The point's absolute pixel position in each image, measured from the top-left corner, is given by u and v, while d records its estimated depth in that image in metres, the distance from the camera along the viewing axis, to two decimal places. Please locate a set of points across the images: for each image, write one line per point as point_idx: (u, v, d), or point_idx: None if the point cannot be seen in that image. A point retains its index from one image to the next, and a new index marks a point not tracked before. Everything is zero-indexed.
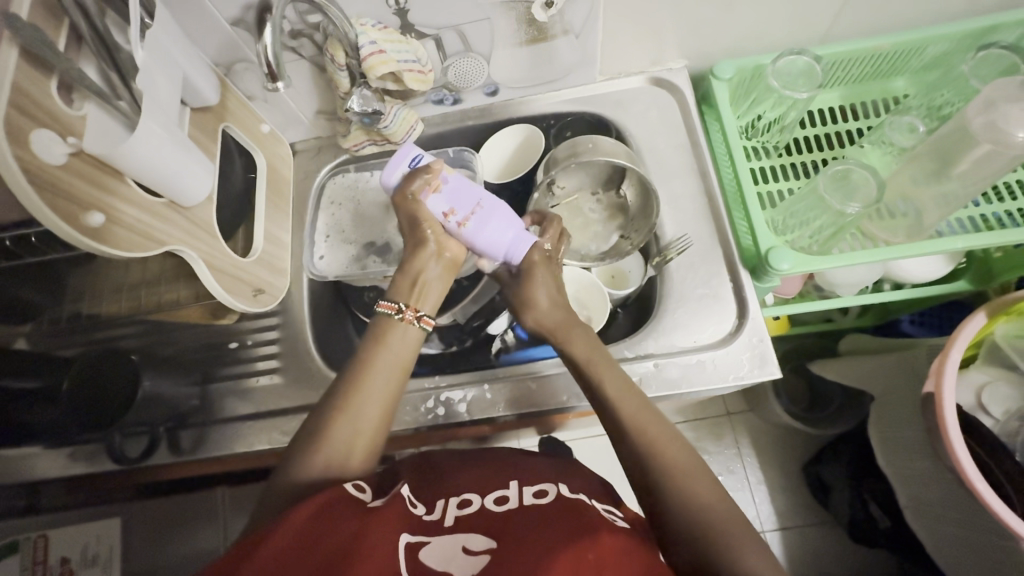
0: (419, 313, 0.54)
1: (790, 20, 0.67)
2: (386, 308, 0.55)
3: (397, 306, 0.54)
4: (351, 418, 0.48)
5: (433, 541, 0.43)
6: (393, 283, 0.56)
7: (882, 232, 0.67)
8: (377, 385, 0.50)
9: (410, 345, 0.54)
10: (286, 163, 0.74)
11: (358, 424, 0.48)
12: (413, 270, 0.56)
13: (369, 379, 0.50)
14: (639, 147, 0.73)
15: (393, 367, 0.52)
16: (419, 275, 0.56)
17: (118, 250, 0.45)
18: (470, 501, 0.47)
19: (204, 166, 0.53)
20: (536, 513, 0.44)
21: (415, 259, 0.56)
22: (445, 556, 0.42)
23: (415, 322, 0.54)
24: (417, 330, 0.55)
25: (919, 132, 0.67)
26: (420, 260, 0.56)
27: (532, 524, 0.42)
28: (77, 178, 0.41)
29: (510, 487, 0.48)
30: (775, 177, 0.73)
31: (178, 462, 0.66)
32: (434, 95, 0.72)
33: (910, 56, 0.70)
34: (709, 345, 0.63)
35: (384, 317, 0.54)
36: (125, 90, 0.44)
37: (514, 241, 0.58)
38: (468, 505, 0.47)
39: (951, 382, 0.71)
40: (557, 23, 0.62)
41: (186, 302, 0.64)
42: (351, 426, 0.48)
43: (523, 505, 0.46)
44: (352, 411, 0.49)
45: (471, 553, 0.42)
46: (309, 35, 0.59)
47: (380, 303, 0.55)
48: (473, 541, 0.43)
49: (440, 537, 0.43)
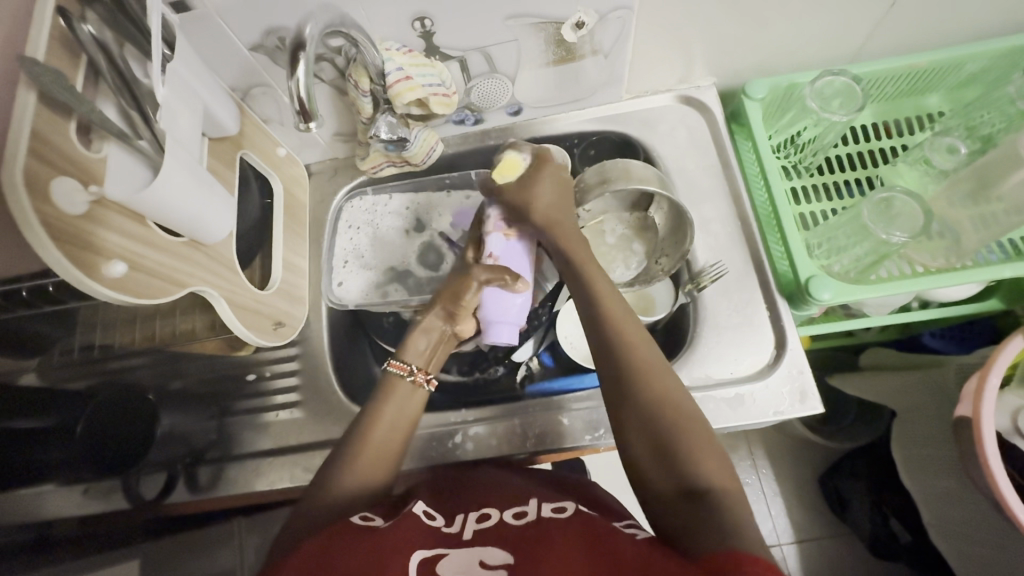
0: (429, 375, 0.55)
1: (823, 38, 0.65)
2: (396, 368, 0.54)
3: (408, 368, 0.54)
4: (385, 429, 0.50)
5: (453, 553, 0.41)
6: (404, 347, 0.57)
7: (920, 255, 0.64)
8: (402, 405, 0.52)
9: (421, 390, 0.54)
10: (302, 186, 0.72)
11: (379, 447, 0.49)
12: (421, 326, 0.59)
13: (391, 402, 0.52)
14: (668, 169, 0.71)
15: (405, 413, 0.52)
16: (427, 337, 0.58)
17: (141, 300, 0.43)
18: (489, 515, 0.46)
19: (225, 200, 0.50)
20: (553, 524, 0.43)
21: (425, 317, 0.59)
22: (462, 568, 0.40)
23: (424, 385, 0.55)
24: (425, 392, 0.55)
25: (959, 154, 0.65)
26: (426, 320, 0.59)
27: (547, 535, 0.41)
28: (99, 226, 0.38)
29: (529, 503, 0.47)
30: (807, 198, 0.71)
31: (196, 500, 0.64)
32: (456, 116, 0.70)
33: (947, 73, 0.68)
34: (745, 377, 0.61)
35: (394, 377, 0.54)
36: (146, 129, 0.41)
37: (508, 324, 0.60)
38: (488, 518, 0.45)
39: (989, 406, 0.69)
40: (586, 43, 0.60)
41: (201, 334, 0.62)
42: (368, 451, 0.49)
43: (541, 516, 0.44)
44: (367, 437, 0.49)
45: (488, 568, 0.40)
46: (331, 58, 0.57)
47: (390, 362, 0.55)
48: (491, 554, 0.41)
49: (460, 549, 0.42)
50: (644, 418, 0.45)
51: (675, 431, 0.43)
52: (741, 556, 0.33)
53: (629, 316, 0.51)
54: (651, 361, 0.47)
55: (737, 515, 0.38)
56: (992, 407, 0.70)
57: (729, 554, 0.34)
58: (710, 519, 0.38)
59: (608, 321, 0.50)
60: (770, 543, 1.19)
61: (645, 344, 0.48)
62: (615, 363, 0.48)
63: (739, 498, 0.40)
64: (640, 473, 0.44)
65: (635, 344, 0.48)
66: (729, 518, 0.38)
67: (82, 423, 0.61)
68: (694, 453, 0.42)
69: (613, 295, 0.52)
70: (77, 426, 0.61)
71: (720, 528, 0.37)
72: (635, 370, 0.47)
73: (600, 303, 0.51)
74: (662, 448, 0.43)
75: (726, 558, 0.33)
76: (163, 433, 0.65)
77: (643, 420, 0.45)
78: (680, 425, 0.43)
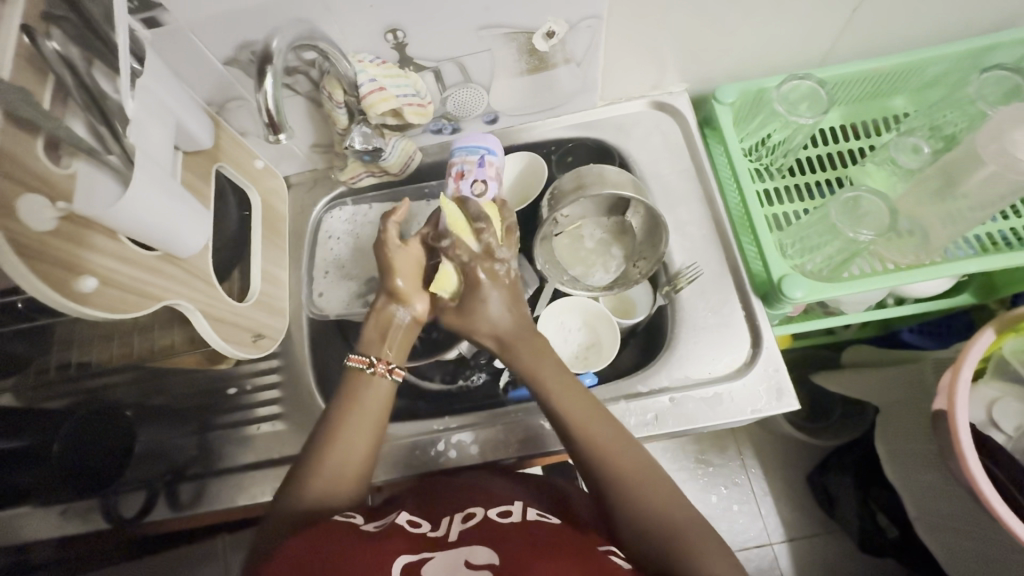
0: (390, 365, 0.56)
1: (789, 44, 0.67)
2: (357, 362, 0.56)
3: (367, 360, 0.56)
4: (354, 427, 0.51)
5: (437, 556, 0.41)
6: (362, 338, 0.59)
7: (889, 252, 0.66)
8: (369, 406, 0.53)
9: (380, 412, 0.54)
10: (281, 198, 0.72)
11: (350, 444, 0.50)
12: (381, 318, 0.60)
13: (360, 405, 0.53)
14: (643, 173, 0.72)
15: (374, 408, 0.53)
16: (385, 330, 0.59)
17: (113, 312, 0.43)
18: (473, 514, 0.47)
19: (198, 214, 0.50)
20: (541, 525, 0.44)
21: (386, 308, 0.60)
22: (447, 569, 0.40)
23: (386, 374, 0.56)
24: (388, 382, 0.56)
25: (924, 154, 0.67)
26: (385, 312, 0.60)
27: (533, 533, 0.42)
28: (68, 242, 0.38)
29: (514, 504, 0.48)
30: (780, 199, 0.72)
31: (176, 518, 0.63)
32: (433, 125, 0.70)
33: (911, 75, 0.70)
34: (723, 376, 0.62)
35: (355, 370, 0.55)
36: (116, 145, 0.41)
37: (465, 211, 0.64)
38: (472, 517, 0.46)
39: (962, 398, 0.71)
40: (558, 52, 0.61)
41: (181, 349, 0.61)
42: (338, 447, 0.50)
43: (526, 518, 0.45)
44: (336, 435, 0.50)
45: (473, 567, 0.40)
46: (305, 71, 0.57)
47: (350, 356, 0.57)
48: (477, 553, 0.41)
49: (444, 552, 0.41)
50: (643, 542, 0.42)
51: (677, 544, 0.41)
52: None
53: (611, 427, 0.50)
54: (642, 478, 0.46)
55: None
56: (966, 400, 0.71)
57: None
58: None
59: (583, 430, 0.50)
60: (760, 543, 1.20)
61: (627, 448, 0.48)
62: (598, 477, 0.47)
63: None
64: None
65: (621, 457, 0.47)
66: None
67: (57, 441, 0.59)
68: (703, 573, 0.39)
69: (589, 407, 0.51)
70: (52, 445, 0.59)
71: None
72: (619, 478, 0.46)
73: (576, 419, 0.50)
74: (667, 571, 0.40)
75: None
76: (143, 449, 0.65)
77: (639, 535, 0.43)
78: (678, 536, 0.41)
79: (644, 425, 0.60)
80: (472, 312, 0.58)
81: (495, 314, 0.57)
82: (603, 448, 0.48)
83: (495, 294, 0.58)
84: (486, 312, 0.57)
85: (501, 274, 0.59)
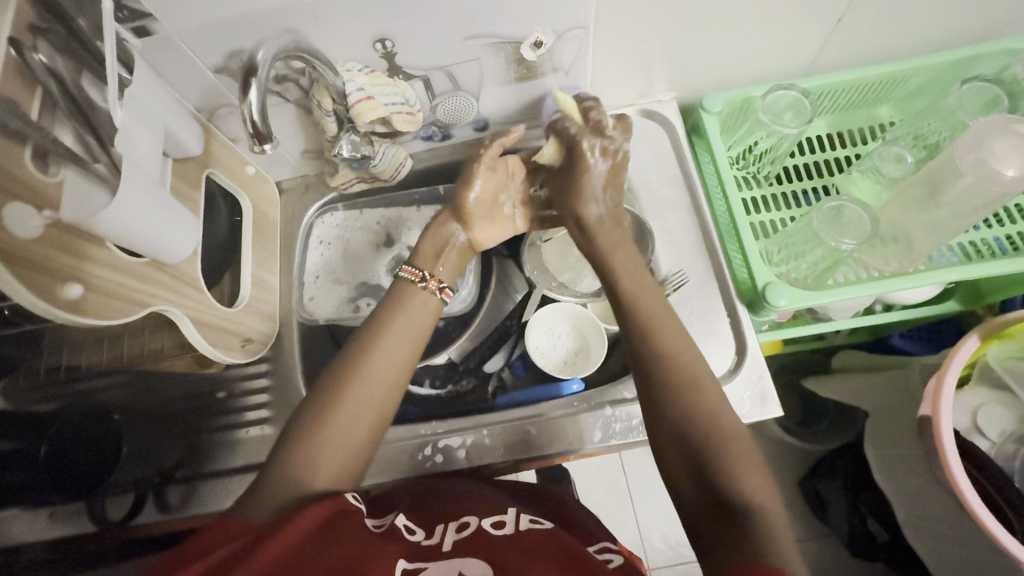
0: (442, 284, 0.55)
1: (774, 54, 0.68)
2: (409, 274, 0.55)
3: (421, 274, 0.55)
4: (370, 376, 0.48)
5: (430, 567, 0.43)
6: (416, 251, 0.58)
7: (874, 260, 0.67)
8: (388, 351, 0.50)
9: (402, 361, 0.50)
10: (272, 203, 0.73)
11: (365, 395, 0.47)
12: (438, 238, 0.59)
13: (378, 349, 0.50)
14: (631, 181, 0.73)
15: (394, 356, 0.50)
16: (442, 246, 0.59)
17: (106, 320, 0.44)
18: (467, 524, 0.47)
19: (187, 221, 0.51)
20: (536, 535, 0.45)
21: (443, 225, 0.59)
22: None
23: (437, 293, 0.54)
24: (437, 302, 0.54)
25: (907, 163, 0.68)
26: (444, 229, 0.59)
27: (529, 546, 0.44)
28: (56, 250, 0.39)
29: (508, 512, 0.49)
30: (767, 207, 0.73)
31: (165, 521, 0.63)
32: (423, 132, 0.71)
33: (896, 85, 0.71)
34: None
35: (405, 281, 0.54)
36: (103, 154, 0.42)
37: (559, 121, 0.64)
38: (466, 527, 0.47)
39: (946, 405, 0.72)
40: (546, 61, 0.62)
41: (171, 353, 0.63)
42: (353, 396, 0.47)
43: (520, 529, 0.46)
44: (352, 382, 0.47)
45: None
46: (294, 79, 0.58)
47: (404, 267, 0.56)
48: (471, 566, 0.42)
49: (438, 563, 0.43)
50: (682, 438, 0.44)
51: (717, 449, 0.42)
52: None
53: (674, 323, 0.50)
54: (698, 374, 0.46)
55: (778, 541, 0.37)
56: (950, 407, 0.72)
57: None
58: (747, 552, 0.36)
59: (644, 322, 0.50)
60: None
61: (688, 348, 0.48)
62: (654, 369, 0.47)
63: (779, 524, 0.38)
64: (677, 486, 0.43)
65: (679, 356, 0.47)
66: (761, 537, 0.37)
67: (44, 446, 0.60)
68: (734, 472, 0.41)
69: (659, 306, 0.51)
70: (39, 448, 0.60)
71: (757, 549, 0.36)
72: (673, 374, 0.46)
73: (645, 313, 0.50)
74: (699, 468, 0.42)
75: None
76: (129, 454, 0.65)
77: (680, 431, 0.44)
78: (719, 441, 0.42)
79: None
80: (577, 192, 0.56)
81: (591, 210, 0.55)
82: (664, 346, 0.48)
83: (596, 173, 0.56)
84: (589, 193, 0.56)
85: (608, 151, 0.56)
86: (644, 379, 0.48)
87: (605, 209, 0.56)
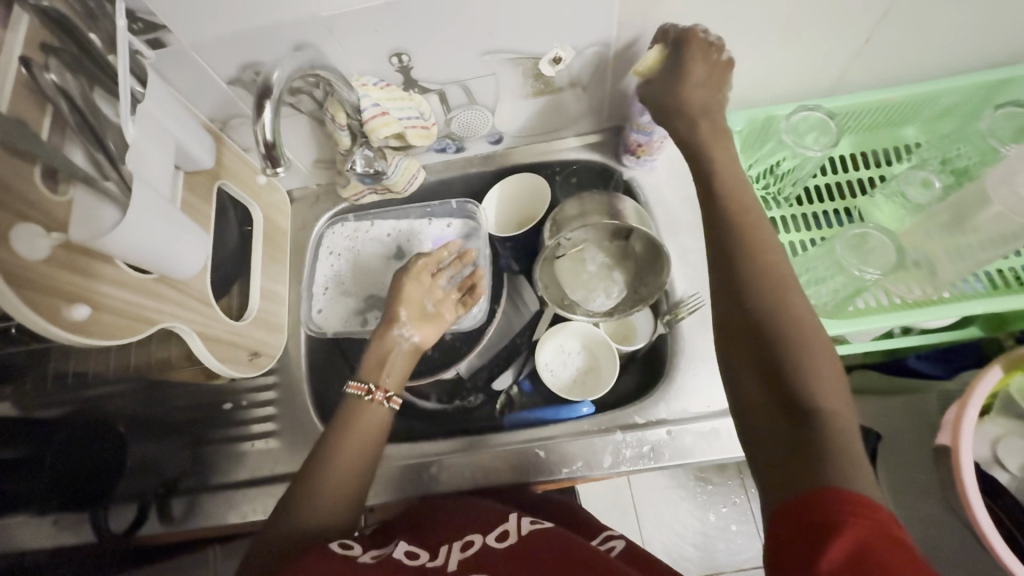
0: (388, 393, 0.54)
1: (798, 73, 0.66)
2: (355, 390, 0.54)
3: (367, 387, 0.54)
4: (352, 452, 0.50)
5: None
6: (362, 364, 0.57)
7: (897, 287, 0.65)
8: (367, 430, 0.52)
9: (377, 439, 0.53)
10: (283, 212, 0.72)
11: (347, 471, 0.49)
12: (382, 346, 0.58)
13: (359, 425, 0.52)
14: (647, 199, 0.71)
15: (372, 435, 0.52)
16: (386, 355, 0.57)
17: (110, 339, 0.43)
18: (472, 542, 0.45)
19: (197, 235, 0.50)
20: (531, 533, 0.45)
21: (386, 334, 0.58)
22: None
23: (384, 402, 0.54)
24: (386, 410, 0.54)
25: (934, 188, 0.65)
26: (387, 340, 0.58)
27: (529, 547, 0.43)
28: (64, 270, 0.38)
29: (508, 520, 0.47)
30: (786, 228, 0.72)
31: (167, 533, 0.64)
32: (437, 145, 0.70)
33: (923, 106, 0.69)
34: (721, 410, 0.61)
35: (354, 398, 0.53)
36: (113, 171, 0.41)
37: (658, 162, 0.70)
38: (471, 546, 0.45)
39: (966, 435, 0.70)
40: (564, 77, 0.61)
41: (178, 363, 0.60)
42: (335, 473, 0.49)
43: (523, 535, 0.45)
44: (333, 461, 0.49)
45: None
46: (309, 91, 0.57)
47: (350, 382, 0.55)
48: None
49: None
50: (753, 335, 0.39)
51: (792, 338, 0.38)
52: (845, 490, 0.31)
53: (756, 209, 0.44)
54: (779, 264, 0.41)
55: (848, 448, 0.34)
56: (970, 437, 0.70)
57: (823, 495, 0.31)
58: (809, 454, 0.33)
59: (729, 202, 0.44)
60: None
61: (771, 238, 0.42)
62: (732, 251, 0.42)
63: (851, 432, 0.35)
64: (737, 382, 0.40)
65: (766, 258, 0.42)
66: (828, 435, 0.34)
67: (49, 454, 0.60)
68: (809, 370, 0.37)
69: (750, 200, 0.45)
70: (45, 457, 0.60)
71: (818, 447, 0.33)
72: (754, 261, 0.41)
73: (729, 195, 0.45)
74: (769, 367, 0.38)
75: (831, 494, 0.31)
76: (134, 464, 0.65)
77: (752, 313, 0.40)
78: (796, 330, 0.38)
79: (641, 456, 0.60)
80: (680, 72, 0.49)
81: (699, 75, 0.49)
82: (747, 228, 0.43)
83: (702, 61, 0.49)
84: (691, 78, 0.49)
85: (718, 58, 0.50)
86: (722, 264, 0.42)
87: (709, 110, 0.49)
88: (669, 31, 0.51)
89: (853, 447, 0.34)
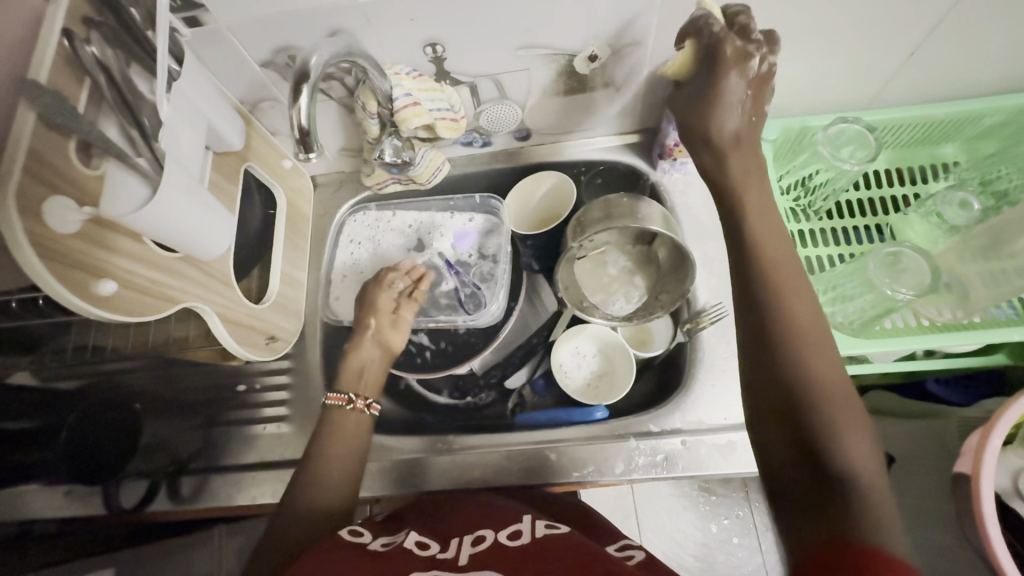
0: (368, 400, 0.57)
1: (837, 84, 0.64)
2: (335, 399, 0.56)
3: (347, 396, 0.56)
4: (337, 454, 0.53)
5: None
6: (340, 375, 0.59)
7: (927, 308, 0.63)
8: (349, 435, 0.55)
9: (361, 437, 0.55)
10: (306, 198, 0.72)
11: (334, 470, 0.52)
12: (355, 357, 0.60)
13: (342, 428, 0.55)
14: (674, 204, 0.70)
15: (353, 436, 0.55)
16: (363, 365, 0.60)
17: (131, 316, 0.43)
18: (483, 538, 0.45)
19: (224, 219, 0.50)
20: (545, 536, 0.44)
21: (358, 346, 0.60)
22: None
23: (364, 409, 0.56)
24: (367, 417, 0.56)
25: (973, 210, 0.63)
26: (362, 352, 0.60)
27: (542, 550, 0.42)
28: (91, 244, 0.38)
29: (523, 520, 0.47)
30: (814, 242, 0.70)
31: (176, 511, 0.63)
32: (464, 138, 0.69)
33: (965, 124, 0.67)
34: (738, 424, 0.60)
35: (333, 408, 0.56)
36: (146, 148, 0.40)
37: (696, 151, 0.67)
38: (482, 541, 0.44)
39: (989, 465, 0.68)
40: (598, 76, 0.60)
41: (195, 343, 0.58)
42: (325, 472, 0.51)
43: (535, 535, 0.44)
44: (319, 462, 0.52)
45: None
46: (341, 78, 0.57)
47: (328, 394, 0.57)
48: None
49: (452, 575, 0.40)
50: (782, 377, 0.38)
51: (821, 397, 0.36)
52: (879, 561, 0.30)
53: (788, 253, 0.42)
54: (809, 315, 0.40)
55: (878, 509, 0.33)
56: (993, 467, 0.68)
57: (853, 557, 0.31)
58: (836, 513, 0.33)
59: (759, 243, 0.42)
60: None
61: (803, 288, 0.41)
62: (760, 299, 0.40)
63: (880, 492, 0.34)
64: (758, 422, 0.39)
65: (792, 304, 0.40)
66: (855, 505, 0.33)
67: (65, 430, 0.62)
68: (837, 432, 0.35)
69: (779, 238, 0.43)
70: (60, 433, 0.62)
71: (845, 516, 0.32)
72: (783, 310, 0.39)
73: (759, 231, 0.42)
74: (795, 416, 0.37)
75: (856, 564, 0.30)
76: (146, 442, 0.66)
77: (780, 369, 0.38)
78: (827, 391, 0.37)
79: (654, 465, 0.59)
80: (712, 97, 0.43)
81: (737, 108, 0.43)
82: (776, 276, 0.41)
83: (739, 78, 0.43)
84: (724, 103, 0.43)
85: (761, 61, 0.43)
86: (749, 309, 0.41)
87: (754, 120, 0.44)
88: (708, 22, 0.44)
89: (882, 517, 0.33)
